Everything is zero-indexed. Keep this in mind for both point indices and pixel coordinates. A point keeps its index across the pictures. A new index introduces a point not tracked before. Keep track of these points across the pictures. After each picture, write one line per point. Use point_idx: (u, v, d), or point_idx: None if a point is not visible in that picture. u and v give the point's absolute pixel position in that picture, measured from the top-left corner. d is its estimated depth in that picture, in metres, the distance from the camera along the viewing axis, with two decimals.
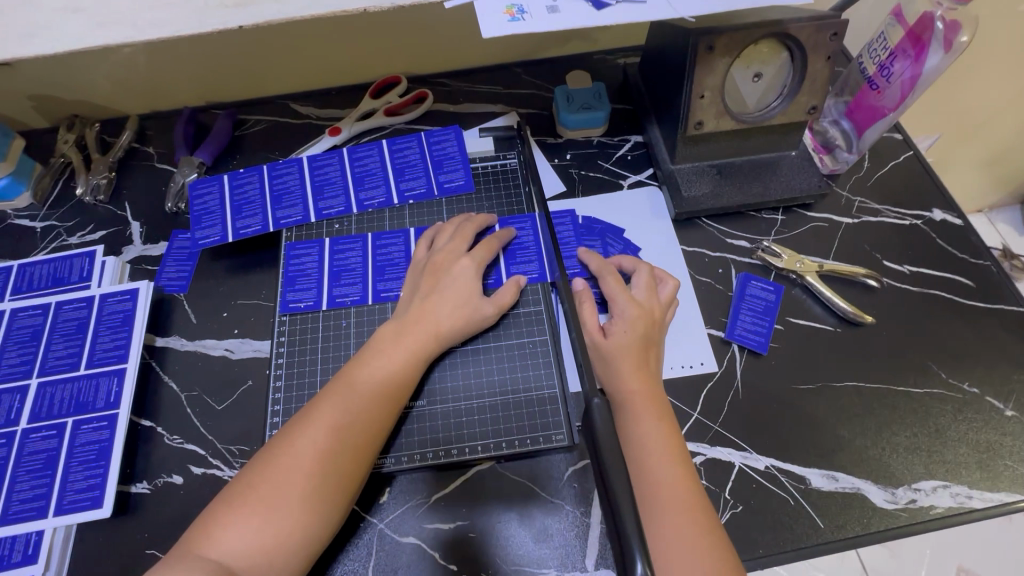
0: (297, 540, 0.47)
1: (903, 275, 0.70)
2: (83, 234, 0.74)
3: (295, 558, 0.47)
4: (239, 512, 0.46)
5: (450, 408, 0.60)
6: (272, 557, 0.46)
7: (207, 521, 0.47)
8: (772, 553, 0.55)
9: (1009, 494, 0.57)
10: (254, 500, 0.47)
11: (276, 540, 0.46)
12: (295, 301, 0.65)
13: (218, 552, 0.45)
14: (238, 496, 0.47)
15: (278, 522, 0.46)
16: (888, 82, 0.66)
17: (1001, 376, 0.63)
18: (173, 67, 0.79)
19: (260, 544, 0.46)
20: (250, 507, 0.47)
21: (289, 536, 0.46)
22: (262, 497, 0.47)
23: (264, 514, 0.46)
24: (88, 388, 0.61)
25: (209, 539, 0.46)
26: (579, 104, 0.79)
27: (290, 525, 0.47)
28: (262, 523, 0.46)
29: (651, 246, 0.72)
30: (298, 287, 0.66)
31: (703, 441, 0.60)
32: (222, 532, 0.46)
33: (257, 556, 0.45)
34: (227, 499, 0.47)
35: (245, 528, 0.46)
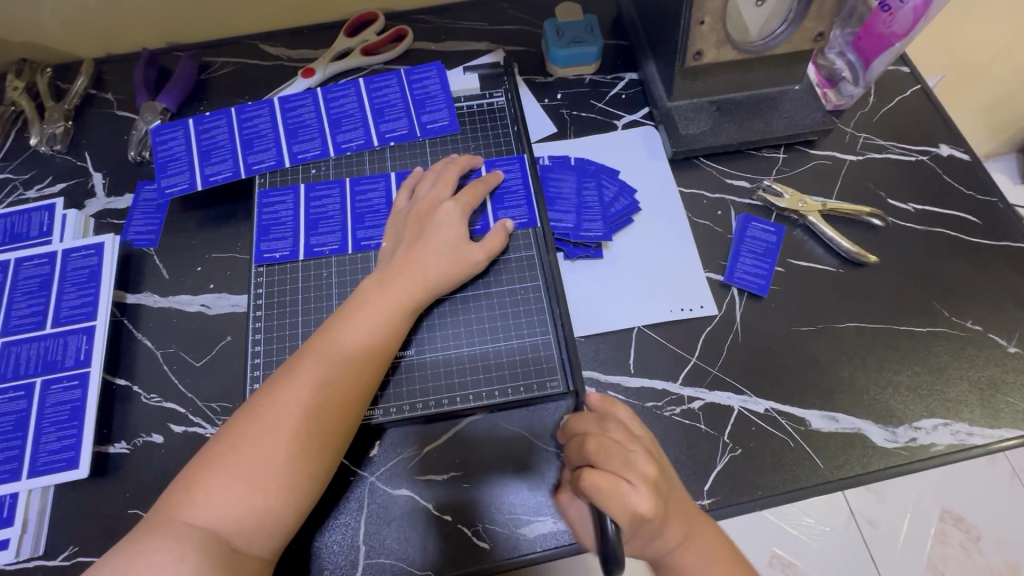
0: (285, 500, 0.45)
1: (908, 213, 0.67)
2: (41, 187, 0.69)
3: (286, 519, 0.45)
4: (221, 475, 0.44)
5: (440, 361, 0.57)
6: (260, 517, 0.44)
7: (188, 482, 0.45)
8: (771, 493, 0.54)
9: (1010, 430, 0.56)
10: (236, 462, 0.45)
11: (263, 502, 0.44)
12: (270, 251, 0.62)
13: (202, 517, 0.43)
14: (218, 458, 0.45)
15: (264, 481, 0.45)
16: (901, 4, 0.61)
17: (1006, 314, 0.61)
18: (126, 3, 0.72)
19: (247, 505, 0.44)
20: (233, 468, 0.45)
21: (276, 496, 0.45)
22: (245, 458, 0.45)
23: (248, 475, 0.45)
24: (56, 347, 0.58)
25: (190, 503, 0.44)
26: (570, 38, 0.73)
27: (276, 484, 0.45)
28: (247, 485, 0.44)
29: (647, 188, 0.68)
30: (275, 235, 0.62)
31: (701, 385, 0.58)
32: (204, 494, 0.44)
33: (245, 517, 0.44)
34: (206, 461, 0.45)
35: (229, 489, 0.44)
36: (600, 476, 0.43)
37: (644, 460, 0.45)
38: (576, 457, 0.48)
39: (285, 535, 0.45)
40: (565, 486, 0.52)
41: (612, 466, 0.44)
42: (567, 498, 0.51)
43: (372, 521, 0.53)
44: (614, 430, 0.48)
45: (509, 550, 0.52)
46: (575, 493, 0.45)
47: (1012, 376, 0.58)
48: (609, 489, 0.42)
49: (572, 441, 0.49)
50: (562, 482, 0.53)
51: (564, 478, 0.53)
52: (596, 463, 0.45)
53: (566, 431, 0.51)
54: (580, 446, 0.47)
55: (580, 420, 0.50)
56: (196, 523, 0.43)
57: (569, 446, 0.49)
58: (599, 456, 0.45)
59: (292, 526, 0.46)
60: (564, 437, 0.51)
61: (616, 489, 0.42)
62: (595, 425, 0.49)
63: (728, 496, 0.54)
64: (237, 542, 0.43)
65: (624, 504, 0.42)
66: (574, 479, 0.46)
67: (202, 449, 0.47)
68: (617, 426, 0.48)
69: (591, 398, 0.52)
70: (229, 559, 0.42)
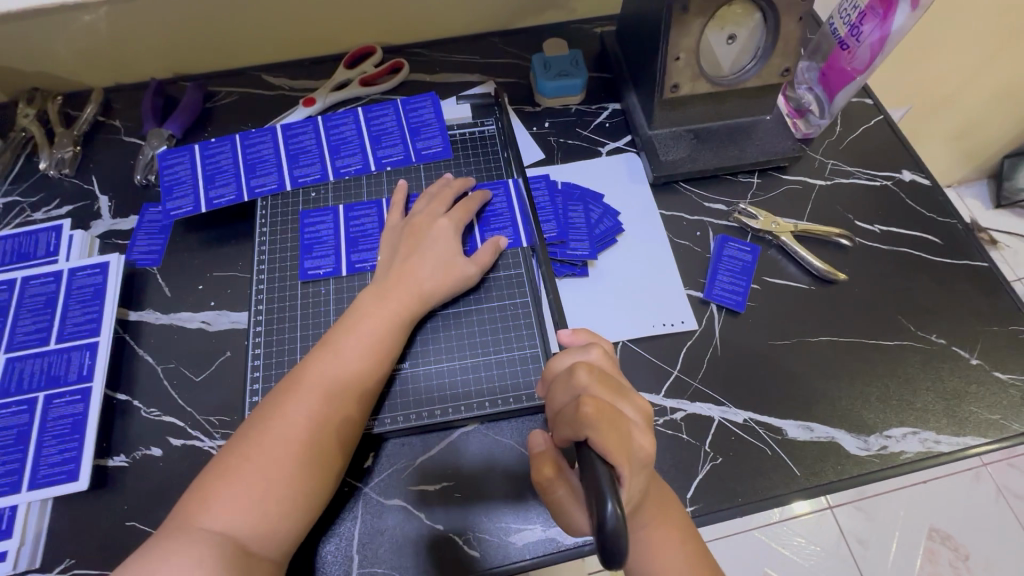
0: (298, 503, 0.47)
1: (875, 234, 0.71)
2: (48, 209, 0.72)
3: (296, 525, 0.47)
4: (236, 483, 0.47)
5: (434, 372, 0.59)
6: (273, 522, 0.46)
7: (201, 492, 0.46)
8: (751, 501, 0.56)
9: (975, 438, 0.59)
10: (250, 469, 0.47)
11: (275, 506, 0.46)
12: (315, 268, 0.64)
13: (216, 524, 0.45)
14: (231, 467, 0.47)
15: (277, 486, 0.47)
16: (859, 42, 0.67)
17: (967, 328, 0.65)
18: (136, 36, 0.76)
19: (261, 509, 0.46)
20: (246, 477, 0.47)
21: (290, 499, 0.47)
22: (258, 465, 0.47)
23: (261, 480, 0.47)
24: (60, 362, 0.59)
25: (205, 511, 0.45)
26: (556, 71, 0.78)
27: (288, 490, 0.47)
28: (261, 491, 0.46)
29: (630, 210, 0.72)
30: (317, 253, 0.65)
31: (683, 397, 0.61)
32: (219, 503, 0.46)
33: (259, 522, 0.46)
34: (220, 471, 0.47)
35: (243, 495, 0.46)
36: (603, 404, 0.43)
37: (636, 396, 0.46)
38: (563, 393, 0.45)
39: (295, 539, 0.47)
40: (547, 460, 0.46)
41: (608, 397, 0.44)
42: (552, 474, 0.46)
43: (365, 532, 0.54)
44: (600, 356, 0.48)
45: (497, 557, 0.53)
46: (570, 429, 0.42)
47: (975, 387, 0.62)
48: (613, 416, 0.42)
49: (558, 377, 0.47)
50: (539, 455, 0.47)
51: (539, 450, 0.47)
52: (593, 391, 0.44)
53: (547, 373, 0.49)
54: (570, 377, 0.45)
55: (561, 355, 0.49)
56: (211, 530, 0.44)
57: (553, 385, 0.47)
58: (595, 384, 0.44)
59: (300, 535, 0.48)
60: (545, 382, 0.49)
61: (617, 419, 0.42)
62: (581, 354, 0.49)
63: (709, 504, 0.56)
64: (251, 546, 0.45)
65: (628, 442, 0.42)
66: (569, 411, 0.43)
67: (213, 461, 0.49)
68: (601, 354, 0.49)
69: (563, 333, 0.52)
70: (244, 563, 0.44)
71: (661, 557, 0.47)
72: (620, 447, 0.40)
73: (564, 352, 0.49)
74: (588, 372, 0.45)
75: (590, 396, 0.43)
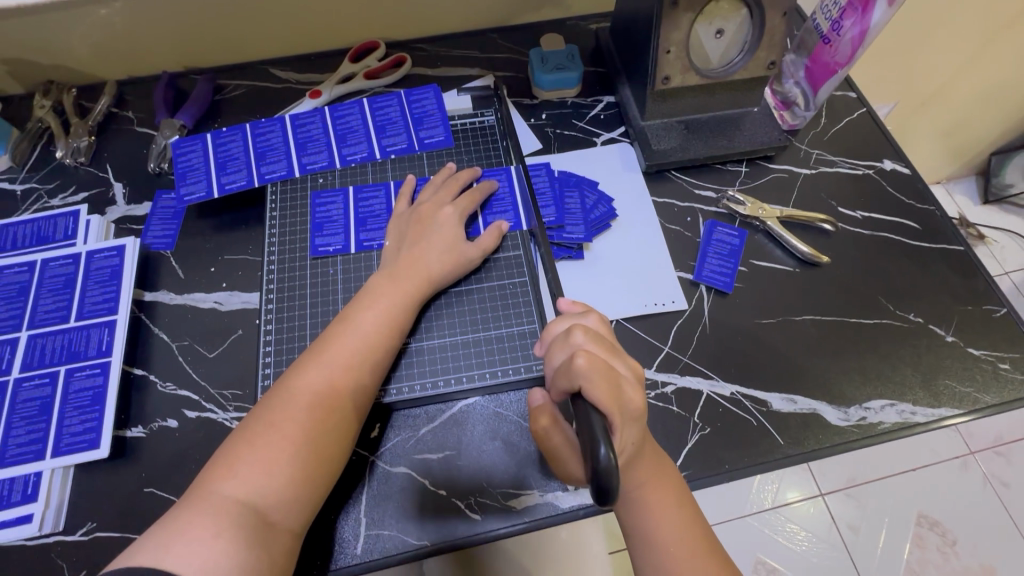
0: (317, 472, 0.51)
1: (857, 220, 0.75)
2: (65, 196, 0.75)
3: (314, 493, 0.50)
4: (259, 451, 0.49)
5: (436, 348, 0.62)
6: (294, 488, 0.49)
7: (223, 463, 0.49)
8: (737, 467, 0.60)
9: (950, 409, 0.63)
10: (273, 438, 0.50)
11: (293, 477, 0.49)
12: (325, 245, 0.68)
13: (240, 490, 0.48)
14: (255, 436, 0.50)
15: (298, 454, 0.50)
16: (839, 38, 0.70)
17: (943, 307, 0.69)
18: (149, 30, 0.79)
19: (282, 476, 0.49)
20: (264, 450, 0.50)
21: (307, 471, 0.50)
22: (280, 434, 0.50)
23: (282, 449, 0.50)
24: (80, 338, 0.62)
25: (226, 481, 0.48)
26: (553, 65, 0.82)
27: (305, 462, 0.50)
28: (279, 462, 0.49)
29: (623, 197, 0.75)
30: (328, 230, 0.68)
31: (674, 372, 0.64)
32: (239, 474, 0.48)
33: (280, 488, 0.49)
34: (240, 444, 0.50)
35: (265, 463, 0.49)
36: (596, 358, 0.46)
37: (628, 357, 0.50)
38: (560, 352, 0.50)
39: (312, 506, 0.50)
40: (545, 412, 0.50)
41: (602, 355, 0.48)
42: (548, 424, 0.50)
43: (373, 497, 0.57)
44: (596, 321, 0.53)
45: (499, 520, 0.56)
46: (566, 380, 0.46)
47: (950, 362, 0.65)
48: (605, 370, 0.46)
49: (556, 340, 0.52)
50: (537, 408, 0.51)
51: (537, 403, 0.51)
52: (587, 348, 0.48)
53: (546, 336, 0.54)
54: (567, 338, 0.50)
55: (560, 320, 0.53)
56: (233, 498, 0.47)
57: (552, 345, 0.52)
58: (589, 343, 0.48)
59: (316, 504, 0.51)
60: (545, 344, 0.54)
61: (609, 373, 0.46)
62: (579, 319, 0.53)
63: (698, 470, 0.59)
64: (272, 513, 0.48)
65: (619, 393, 0.45)
66: (565, 365, 0.47)
67: (232, 435, 0.52)
68: (597, 320, 0.53)
69: (562, 304, 0.56)
70: (265, 529, 0.47)
71: (655, 510, 0.50)
72: (610, 396, 0.43)
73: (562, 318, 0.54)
74: (583, 334, 0.50)
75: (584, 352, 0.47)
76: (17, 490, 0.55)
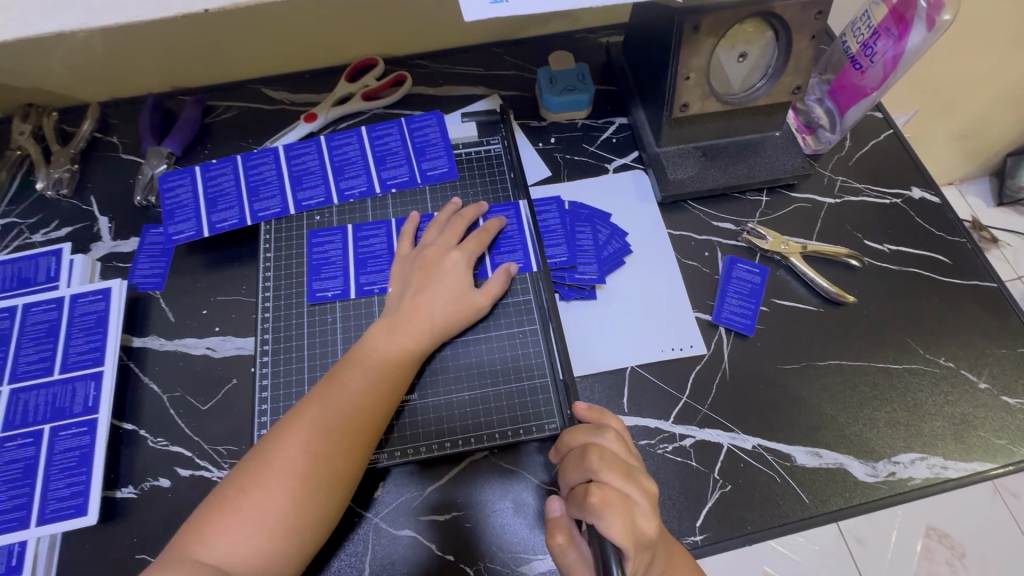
0: (293, 541, 0.47)
1: (884, 254, 0.71)
2: (47, 231, 0.71)
3: (292, 560, 0.47)
4: (232, 516, 0.46)
5: (441, 403, 0.59)
6: (267, 558, 0.46)
7: (200, 523, 0.47)
8: (760, 528, 0.57)
9: (983, 463, 0.59)
10: (247, 504, 0.47)
11: (269, 544, 0.46)
12: (323, 290, 0.64)
13: (212, 557, 0.45)
14: (228, 500, 0.47)
15: (272, 522, 0.47)
16: (871, 62, 0.65)
17: (975, 350, 0.65)
18: (132, 51, 0.74)
19: (255, 545, 0.46)
20: (242, 512, 0.47)
21: (284, 538, 0.47)
22: (254, 499, 0.47)
23: (256, 515, 0.47)
24: (64, 393, 0.59)
25: (201, 544, 0.46)
26: (562, 86, 0.77)
27: (283, 527, 0.47)
28: (255, 527, 0.46)
29: (638, 230, 0.71)
30: (326, 274, 0.65)
31: (692, 423, 0.61)
32: (214, 538, 0.46)
33: (252, 558, 0.46)
34: (218, 503, 0.47)
35: (237, 530, 0.46)
36: (610, 491, 0.45)
37: (644, 477, 0.48)
38: (575, 472, 0.49)
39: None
40: (560, 526, 0.48)
41: (617, 481, 0.47)
42: (563, 540, 0.47)
43: (376, 563, 0.54)
44: (613, 440, 0.50)
45: None
46: (580, 512, 0.45)
47: (983, 411, 0.62)
48: (620, 502, 0.45)
49: (571, 455, 0.50)
50: (553, 520, 0.48)
51: (555, 514, 0.48)
52: (603, 478, 0.47)
53: (561, 446, 0.53)
54: (582, 459, 0.49)
55: (575, 432, 0.52)
56: (204, 562, 0.45)
57: (566, 461, 0.51)
58: (604, 469, 0.47)
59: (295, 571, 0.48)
60: (559, 453, 0.53)
61: (624, 505, 0.45)
62: (594, 436, 0.51)
63: (719, 532, 0.56)
64: None
65: (633, 527, 0.44)
66: (579, 495, 0.46)
67: (213, 490, 0.49)
68: (614, 436, 0.51)
69: (577, 407, 0.55)
70: None
71: None
72: (624, 533, 0.43)
73: (576, 429, 0.52)
74: (599, 456, 0.48)
75: (599, 482, 0.46)
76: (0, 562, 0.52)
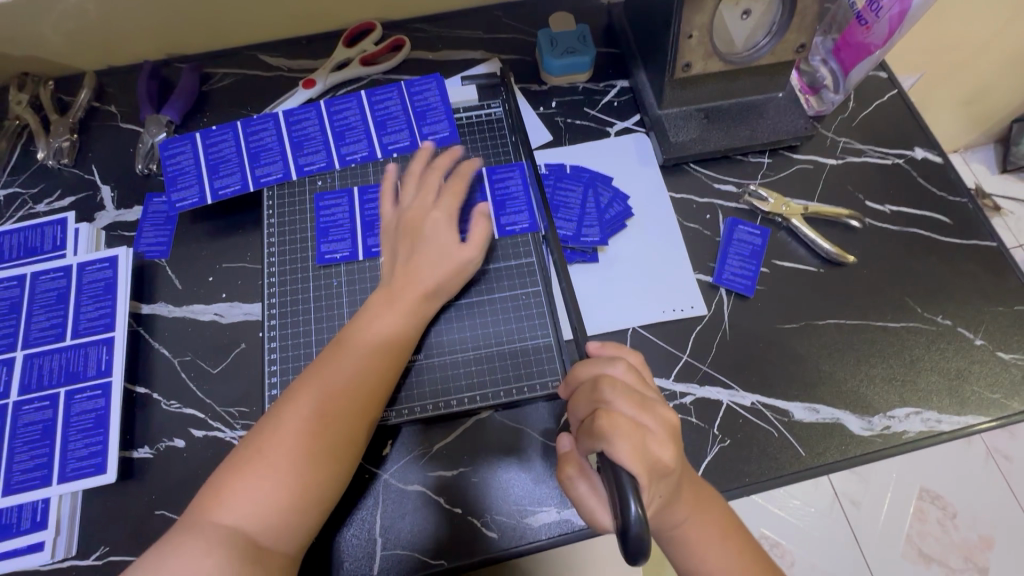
0: (312, 496, 0.49)
1: (885, 214, 0.71)
2: (50, 201, 0.71)
3: (309, 516, 0.49)
4: (248, 477, 0.48)
5: (447, 362, 0.60)
6: (285, 515, 0.48)
7: (217, 486, 0.48)
8: (757, 480, 0.58)
9: (976, 416, 0.61)
10: (263, 464, 0.49)
11: (285, 502, 0.48)
12: (331, 252, 0.64)
13: (231, 517, 0.47)
14: (244, 462, 0.49)
15: (289, 480, 0.48)
16: (877, 17, 0.64)
17: (973, 309, 0.66)
18: (125, 17, 0.73)
19: (273, 503, 0.48)
20: (258, 473, 0.48)
21: (300, 495, 0.48)
22: (270, 459, 0.49)
23: (273, 475, 0.48)
24: (77, 358, 0.60)
25: (220, 505, 0.47)
26: (563, 48, 0.76)
27: (299, 485, 0.48)
28: (272, 486, 0.48)
29: (639, 193, 0.72)
30: (334, 236, 0.65)
31: (693, 381, 0.62)
32: (232, 498, 0.47)
33: (273, 513, 0.47)
34: (234, 466, 0.49)
35: (257, 487, 0.48)
36: (620, 418, 0.46)
37: (660, 408, 0.48)
38: (584, 404, 0.49)
39: (309, 529, 0.49)
40: (571, 459, 0.50)
41: (628, 410, 0.47)
42: (573, 472, 0.49)
43: (387, 516, 0.56)
44: (625, 372, 0.50)
45: (516, 540, 0.55)
46: (590, 440, 0.46)
47: (978, 367, 0.63)
48: (629, 427, 0.45)
49: (581, 387, 0.51)
50: (563, 454, 0.50)
51: (565, 449, 0.50)
52: (614, 406, 0.47)
53: (570, 381, 0.53)
54: (594, 391, 0.49)
55: (585, 365, 0.51)
56: (224, 522, 0.46)
57: (576, 393, 0.51)
58: (614, 396, 0.47)
59: (313, 527, 0.49)
60: (569, 387, 0.53)
61: (635, 432, 0.45)
62: (606, 366, 0.51)
63: (718, 484, 0.58)
64: (264, 539, 0.47)
65: (646, 453, 0.44)
66: (587, 424, 0.47)
67: (228, 455, 0.51)
68: (626, 368, 0.51)
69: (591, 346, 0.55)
70: (258, 553, 0.46)
71: (702, 550, 0.50)
72: (635, 459, 0.43)
73: (585, 362, 0.52)
74: (610, 386, 0.48)
75: (609, 410, 0.46)
76: (26, 518, 0.54)
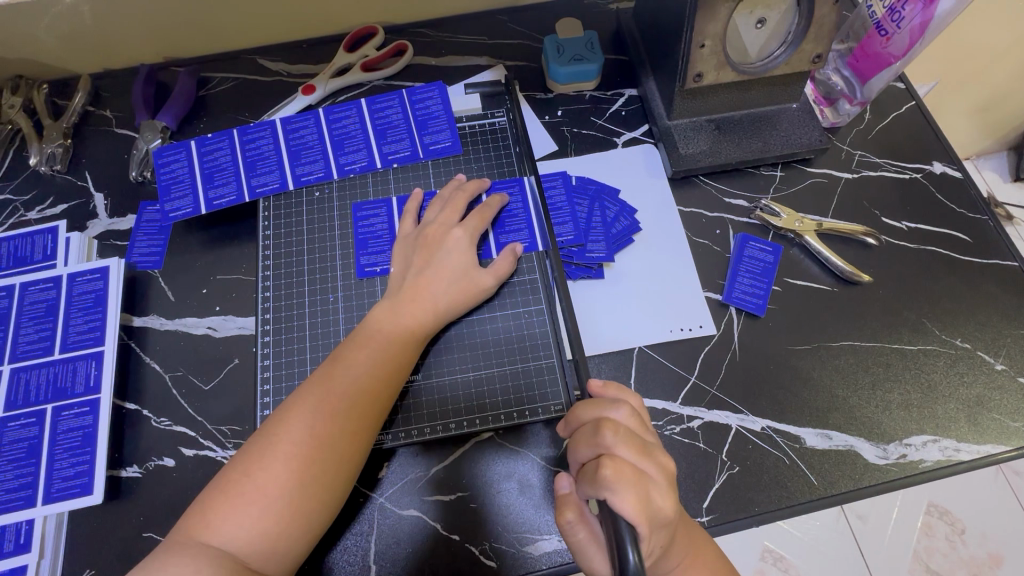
0: (300, 523, 0.47)
1: (902, 232, 0.68)
2: (42, 208, 0.69)
3: (298, 541, 0.47)
4: (237, 500, 0.46)
5: (446, 383, 0.58)
6: (274, 540, 0.46)
7: (205, 507, 0.46)
8: (766, 510, 0.56)
9: (996, 446, 0.58)
10: (252, 486, 0.46)
11: (275, 527, 0.46)
12: (372, 264, 0.62)
13: (218, 539, 0.45)
14: (233, 483, 0.47)
15: (280, 504, 0.46)
16: (898, 28, 0.62)
17: (994, 332, 0.63)
18: (120, 20, 0.71)
19: (261, 528, 0.45)
20: (247, 496, 0.46)
21: (290, 520, 0.46)
22: (259, 482, 0.47)
23: (263, 498, 0.46)
24: (65, 373, 0.58)
25: (207, 527, 0.45)
26: (570, 55, 0.74)
27: (290, 511, 0.46)
28: (262, 510, 0.46)
29: (646, 206, 0.69)
30: (374, 248, 0.63)
31: (700, 405, 0.60)
32: (220, 521, 0.45)
33: (260, 540, 0.45)
34: (222, 487, 0.47)
35: (247, 507, 0.46)
36: (625, 465, 0.43)
37: (661, 454, 0.47)
38: (585, 447, 0.47)
39: (298, 554, 0.47)
40: (570, 503, 0.47)
41: (631, 456, 0.45)
42: (572, 517, 0.47)
43: (381, 543, 0.54)
44: (627, 415, 0.48)
45: (515, 570, 0.53)
46: (591, 488, 0.43)
47: (998, 393, 0.61)
48: (633, 475, 0.43)
49: (582, 428, 0.48)
50: (562, 498, 0.48)
51: (564, 491, 0.48)
52: (616, 452, 0.45)
53: (571, 420, 0.50)
54: (595, 435, 0.46)
55: (586, 407, 0.49)
56: (211, 544, 0.44)
57: (577, 434, 0.48)
58: (617, 441, 0.45)
59: (302, 552, 0.47)
60: (568, 426, 0.51)
61: (638, 480, 0.43)
62: (608, 409, 0.49)
63: (726, 513, 0.56)
64: (253, 564, 0.45)
65: (648, 504, 0.42)
66: (590, 470, 0.44)
67: (218, 473, 0.48)
68: (629, 412, 0.48)
69: (593, 384, 0.53)
70: None
71: None
72: (638, 511, 0.41)
73: (584, 404, 0.50)
74: (612, 431, 0.46)
75: (612, 455, 0.44)
76: (9, 540, 0.53)
